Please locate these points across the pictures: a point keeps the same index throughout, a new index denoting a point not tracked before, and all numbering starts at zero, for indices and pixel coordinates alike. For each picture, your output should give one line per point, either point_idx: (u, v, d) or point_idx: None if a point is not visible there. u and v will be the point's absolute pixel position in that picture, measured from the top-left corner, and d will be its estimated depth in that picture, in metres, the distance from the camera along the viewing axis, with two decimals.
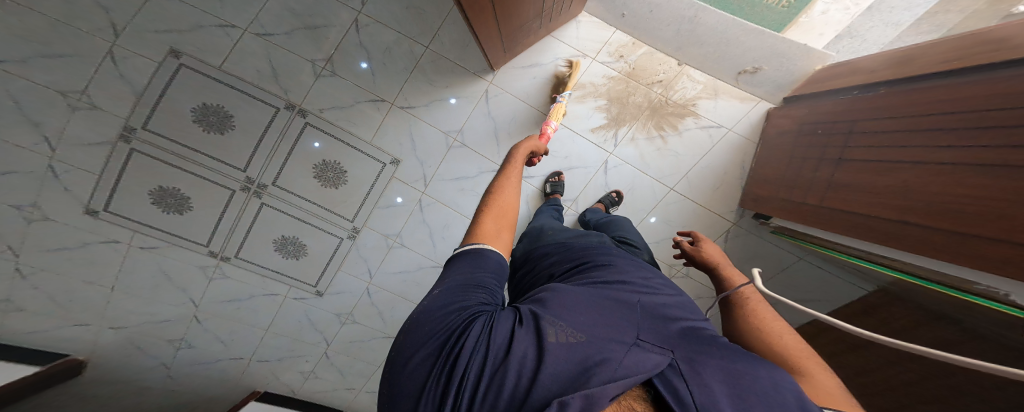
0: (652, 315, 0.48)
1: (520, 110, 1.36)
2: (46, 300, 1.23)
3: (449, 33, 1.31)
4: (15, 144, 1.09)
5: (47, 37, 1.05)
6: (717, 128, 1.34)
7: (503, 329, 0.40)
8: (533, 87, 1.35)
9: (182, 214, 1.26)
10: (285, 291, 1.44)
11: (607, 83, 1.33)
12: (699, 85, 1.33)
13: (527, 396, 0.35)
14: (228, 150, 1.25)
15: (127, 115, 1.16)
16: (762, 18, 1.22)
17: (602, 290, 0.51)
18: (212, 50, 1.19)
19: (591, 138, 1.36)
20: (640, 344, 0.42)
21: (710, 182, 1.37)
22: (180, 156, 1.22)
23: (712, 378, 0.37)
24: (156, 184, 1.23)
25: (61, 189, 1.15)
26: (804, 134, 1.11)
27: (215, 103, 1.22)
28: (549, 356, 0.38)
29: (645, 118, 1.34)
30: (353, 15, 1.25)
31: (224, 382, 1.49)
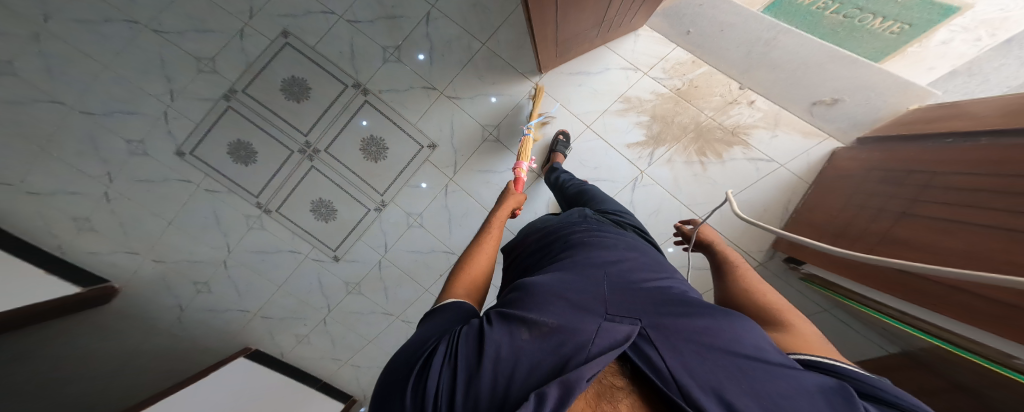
0: (619, 291, 0.48)
1: (558, 114, 1.34)
2: (118, 226, 1.45)
3: (506, 34, 1.38)
4: (148, 91, 1.36)
5: (199, 11, 1.32)
6: (768, 162, 1.21)
7: (468, 341, 0.40)
8: (577, 94, 1.32)
9: (247, 166, 1.45)
10: (307, 251, 1.55)
11: (654, 98, 1.25)
12: (759, 114, 1.20)
13: (503, 386, 0.34)
14: (297, 115, 1.43)
15: (234, 79, 1.39)
16: (858, 43, 1.10)
17: (565, 276, 0.51)
18: (311, 32, 1.38)
19: (626, 154, 1.30)
20: (609, 322, 0.42)
21: (748, 216, 1.28)
22: (262, 117, 1.42)
23: (684, 347, 0.38)
24: (237, 137, 1.43)
25: (165, 132, 1.39)
26: (867, 181, 0.97)
27: (303, 77, 1.41)
28: (518, 349, 0.37)
29: (687, 140, 1.25)
30: (426, 9, 1.37)
31: (224, 335, 1.63)
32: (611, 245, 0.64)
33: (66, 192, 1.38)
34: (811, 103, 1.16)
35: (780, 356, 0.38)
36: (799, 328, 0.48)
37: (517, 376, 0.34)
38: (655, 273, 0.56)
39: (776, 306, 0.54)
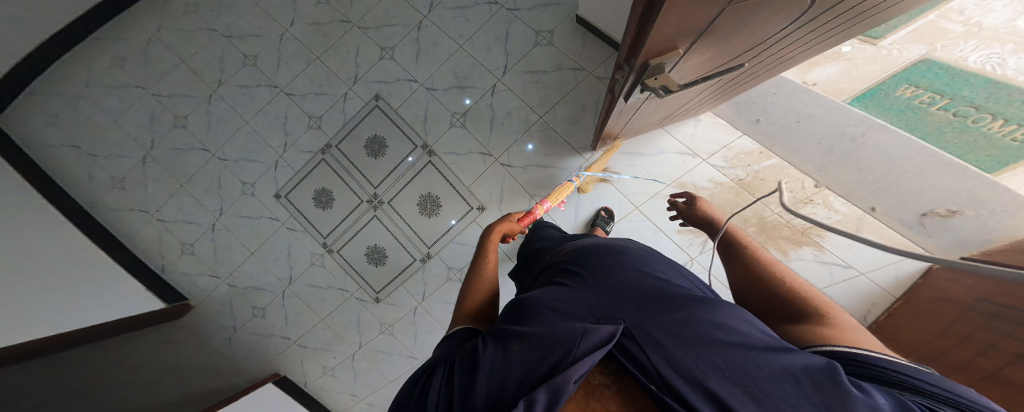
0: (603, 284, 0.49)
1: (605, 191, 1.36)
2: (211, 252, 1.76)
3: (562, 110, 1.54)
4: (270, 144, 1.71)
5: (319, 79, 1.67)
6: (844, 268, 1.15)
7: (461, 372, 0.46)
8: (627, 173, 1.35)
9: (323, 210, 1.70)
10: (353, 290, 1.70)
11: (712, 184, 1.27)
12: (837, 216, 1.16)
13: (501, 395, 0.41)
14: (371, 168, 1.66)
15: (333, 136, 1.69)
16: (963, 149, 0.92)
17: (555, 282, 0.54)
18: (396, 97, 1.64)
19: (677, 238, 1.30)
20: (593, 325, 0.44)
21: None
22: (345, 169, 1.68)
23: (664, 335, 0.40)
24: (323, 185, 1.70)
25: (274, 177, 1.72)
26: (975, 311, 0.77)
27: (382, 135, 1.66)
28: (509, 361, 0.42)
29: (751, 231, 1.21)
30: (494, 82, 1.57)
31: (262, 356, 1.80)
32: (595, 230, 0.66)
33: (185, 220, 1.75)
34: (920, 215, 1.04)
35: (780, 343, 0.38)
36: (838, 321, 0.47)
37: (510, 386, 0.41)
38: (645, 258, 0.57)
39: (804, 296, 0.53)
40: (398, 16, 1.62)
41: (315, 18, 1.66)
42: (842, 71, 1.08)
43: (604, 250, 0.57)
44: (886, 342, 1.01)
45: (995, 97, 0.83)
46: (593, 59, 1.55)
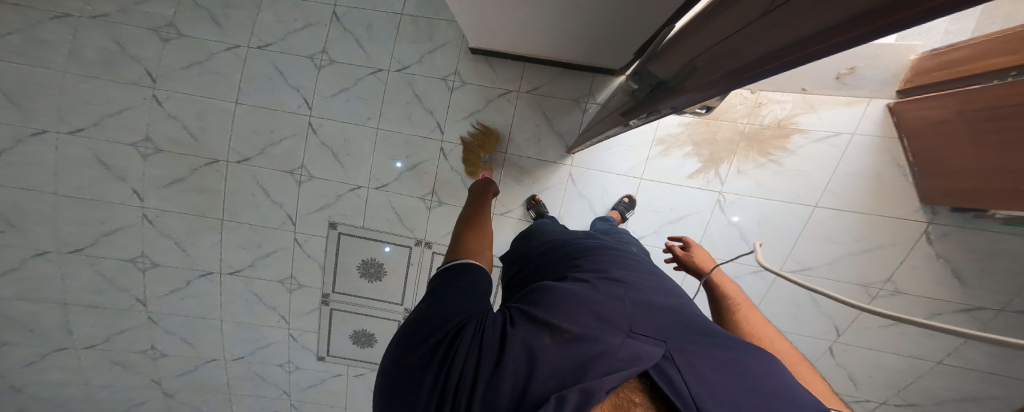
0: (645, 318, 0.64)
1: (606, 179, 1.60)
2: (295, 392, 2.15)
3: (521, 134, 1.69)
4: (299, 309, 2.01)
5: (261, 242, 1.97)
6: (838, 136, 1.41)
7: (493, 332, 0.59)
8: (611, 155, 1.58)
9: (366, 346, 1.96)
10: None
11: (683, 127, 1.47)
12: (788, 104, 1.41)
13: (534, 371, 0.54)
14: (383, 289, 1.89)
15: (327, 286, 1.95)
16: None
17: (594, 291, 0.70)
18: (354, 215, 1.88)
19: (693, 183, 1.52)
20: (635, 339, 0.59)
21: (858, 186, 1.42)
22: (363, 300, 1.92)
23: (704, 367, 0.54)
24: (354, 328, 1.94)
25: (301, 332, 2.03)
26: (975, 123, 1.00)
27: (375, 260, 1.88)
28: (549, 353, 0.56)
29: (744, 148, 1.46)
30: (439, 147, 1.80)
31: None
32: (636, 270, 0.84)
33: (269, 386, 2.16)
34: (836, 79, 1.26)
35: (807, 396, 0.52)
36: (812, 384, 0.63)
37: (546, 372, 0.54)
38: (681, 301, 0.75)
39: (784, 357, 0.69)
40: (329, 141, 1.89)
41: (166, 185, 1.93)
42: None
43: (643, 292, 0.74)
44: (948, 180, 1.20)
45: None
46: (510, 79, 1.68)
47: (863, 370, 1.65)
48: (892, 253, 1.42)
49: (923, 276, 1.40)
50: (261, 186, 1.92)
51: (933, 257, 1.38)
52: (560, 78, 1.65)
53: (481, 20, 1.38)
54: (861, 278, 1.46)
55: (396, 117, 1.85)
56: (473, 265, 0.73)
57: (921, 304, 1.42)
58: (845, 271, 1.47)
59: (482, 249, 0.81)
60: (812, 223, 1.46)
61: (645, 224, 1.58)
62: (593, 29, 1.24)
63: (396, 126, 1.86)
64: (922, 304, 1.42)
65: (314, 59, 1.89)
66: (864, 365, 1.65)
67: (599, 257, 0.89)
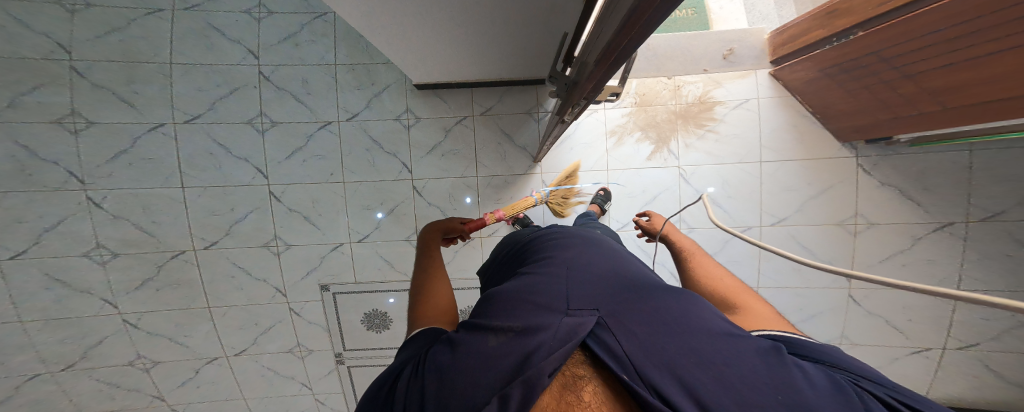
0: (583, 298, 0.68)
1: (578, 178, 1.65)
2: None
3: (486, 154, 1.72)
4: (315, 374, 2.01)
5: (257, 319, 1.95)
6: (749, 101, 1.56)
7: (443, 357, 0.58)
8: (575, 155, 1.65)
9: None
10: None
11: (626, 118, 1.60)
12: (700, 84, 1.58)
13: (480, 377, 0.52)
14: (394, 334, 1.94)
15: (337, 346, 1.95)
16: (687, 27, 1.74)
17: (539, 285, 0.73)
18: (345, 272, 1.89)
19: (654, 164, 1.60)
20: (573, 318, 0.62)
21: (787, 138, 1.55)
22: (380, 349, 1.96)
23: (635, 326, 0.59)
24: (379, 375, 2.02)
25: (324, 395, 2.05)
26: (836, 77, 1.32)
27: (378, 309, 1.92)
28: (494, 354, 0.56)
29: (681, 125, 1.58)
30: (411, 185, 1.80)
31: None
32: (574, 251, 0.89)
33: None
34: (724, 58, 1.58)
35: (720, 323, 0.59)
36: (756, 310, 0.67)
37: (492, 375, 0.52)
38: (618, 273, 0.80)
39: (734, 293, 0.73)
40: (298, 206, 1.88)
41: (141, 288, 1.89)
42: None
43: (581, 273, 0.77)
44: (852, 118, 1.41)
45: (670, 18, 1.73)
46: (462, 106, 1.72)
47: (898, 314, 1.51)
48: (846, 190, 1.53)
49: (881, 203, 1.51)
50: (240, 266, 1.91)
51: (877, 184, 1.51)
52: (507, 96, 1.71)
53: (419, 56, 1.42)
54: (835, 217, 1.54)
55: (359, 166, 1.83)
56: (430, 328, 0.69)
57: (895, 229, 1.50)
58: (813, 214, 1.54)
59: (439, 297, 0.81)
60: (766, 177, 1.55)
61: (625, 212, 1.64)
62: (522, 44, 1.32)
63: (360, 175, 1.84)
64: (899, 228, 1.49)
65: (254, 125, 1.83)
66: (897, 309, 1.52)
67: (551, 249, 0.93)
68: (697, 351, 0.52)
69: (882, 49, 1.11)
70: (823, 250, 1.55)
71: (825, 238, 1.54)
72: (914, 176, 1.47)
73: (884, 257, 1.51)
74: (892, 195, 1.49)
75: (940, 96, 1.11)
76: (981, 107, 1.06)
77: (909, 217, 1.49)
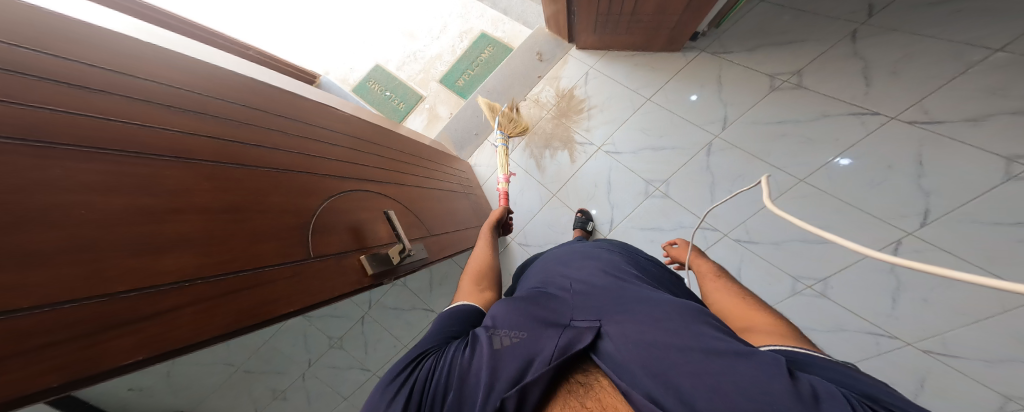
0: (587, 305, 0.58)
1: (540, 218, 1.34)
2: None
3: None
4: None
5: None
6: (587, 75, 1.32)
7: (455, 353, 0.51)
8: (521, 201, 1.38)
9: None
10: None
11: (529, 149, 1.39)
12: (548, 87, 1.38)
13: (487, 382, 0.45)
14: None
15: None
16: (491, 66, 1.55)
17: (538, 294, 0.65)
18: None
19: (580, 161, 1.31)
20: (573, 328, 0.52)
21: (646, 67, 1.25)
22: None
23: (628, 325, 0.49)
24: None
25: None
26: (605, 32, 1.17)
27: None
28: (496, 356, 0.48)
29: (567, 120, 1.34)
30: None
31: None
32: (582, 258, 0.77)
33: None
34: (540, 61, 1.40)
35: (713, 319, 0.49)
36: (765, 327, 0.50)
37: (498, 382, 0.45)
38: (627, 278, 0.66)
39: (744, 315, 0.56)
40: None
41: None
42: (422, 118, 1.60)
43: (588, 279, 0.67)
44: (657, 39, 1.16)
45: (473, 77, 1.56)
46: None
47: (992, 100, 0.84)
48: (738, 70, 1.15)
49: (789, 55, 1.10)
50: None
51: (756, 50, 1.15)
52: None
53: None
54: (759, 87, 1.12)
55: None
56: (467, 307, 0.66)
57: (836, 55, 1.04)
58: (742, 95, 1.13)
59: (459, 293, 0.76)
60: (664, 108, 1.21)
61: (598, 214, 1.26)
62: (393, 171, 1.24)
63: None
64: (828, 56, 1.05)
65: None
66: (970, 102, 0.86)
67: (547, 261, 0.86)
68: (710, 342, 0.41)
69: (594, 12, 1.05)
70: (798, 115, 1.06)
71: (790, 102, 1.07)
72: (755, 34, 1.15)
73: (867, 82, 0.99)
74: (770, 50, 1.13)
75: (669, 10, 0.97)
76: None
77: (811, 51, 1.07)
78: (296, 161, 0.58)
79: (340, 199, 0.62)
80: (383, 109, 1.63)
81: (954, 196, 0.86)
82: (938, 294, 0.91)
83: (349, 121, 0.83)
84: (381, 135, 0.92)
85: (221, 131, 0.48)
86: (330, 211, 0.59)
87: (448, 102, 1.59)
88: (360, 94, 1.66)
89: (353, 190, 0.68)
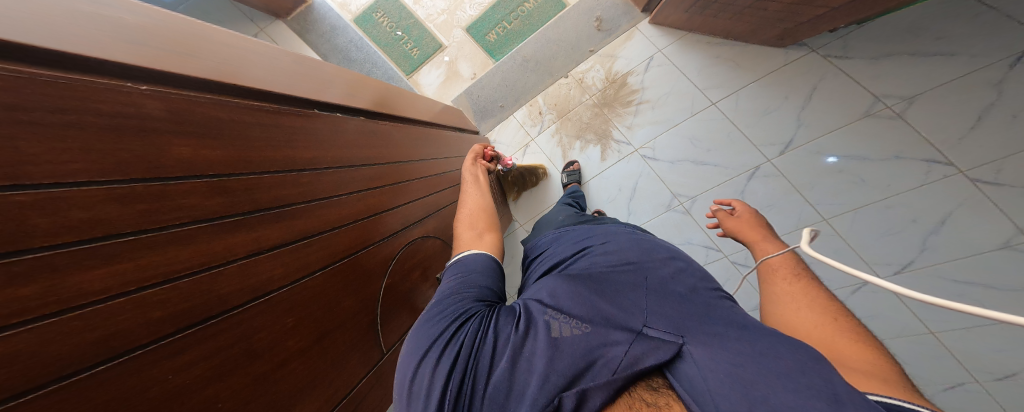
0: (665, 298, 0.45)
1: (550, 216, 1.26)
2: None
3: None
4: None
5: None
6: (653, 59, 1.15)
7: (503, 326, 0.43)
8: (534, 193, 1.28)
9: None
10: None
11: (558, 136, 1.25)
12: (598, 66, 1.20)
13: (542, 373, 0.37)
14: None
15: None
16: (533, 25, 1.25)
17: (595, 268, 0.53)
18: None
19: (610, 161, 1.20)
20: (645, 335, 0.40)
21: (726, 65, 1.10)
22: None
23: (721, 343, 0.38)
24: None
25: None
26: (698, 13, 0.97)
27: None
28: (555, 349, 0.40)
29: (609, 111, 1.19)
30: None
31: None
32: (644, 238, 0.63)
33: None
34: (596, 29, 1.19)
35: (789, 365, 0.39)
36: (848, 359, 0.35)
37: (553, 375, 0.37)
38: (701, 268, 0.54)
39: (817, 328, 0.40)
40: None
41: None
42: (436, 77, 1.33)
43: (668, 261, 0.53)
44: (759, 32, 0.97)
45: (508, 34, 1.27)
46: None
47: None
48: (829, 86, 1.02)
49: (917, 77, 0.93)
50: None
51: (875, 60, 0.98)
52: None
53: None
54: (853, 110, 0.99)
55: None
56: (473, 255, 0.55)
57: (967, 84, 0.87)
58: (820, 118, 1.02)
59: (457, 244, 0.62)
60: (727, 118, 1.09)
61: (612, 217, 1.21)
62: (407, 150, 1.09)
63: None
64: (970, 79, 0.87)
65: None
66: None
67: (602, 225, 0.72)
68: (842, 392, 0.29)
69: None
70: (869, 151, 0.97)
71: (869, 134, 0.97)
72: (890, 37, 0.96)
73: (971, 128, 0.87)
74: (901, 60, 0.94)
75: (819, 2, 0.75)
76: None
77: (947, 72, 0.89)
78: (348, 238, 0.54)
79: (385, 270, 0.61)
80: (392, 54, 1.33)
81: (961, 271, 0.87)
82: (913, 359, 0.99)
83: (383, 137, 0.70)
84: (414, 148, 0.82)
85: (282, 235, 0.43)
86: (387, 289, 0.61)
87: (472, 59, 1.31)
88: (361, 27, 1.33)
89: (394, 251, 0.64)
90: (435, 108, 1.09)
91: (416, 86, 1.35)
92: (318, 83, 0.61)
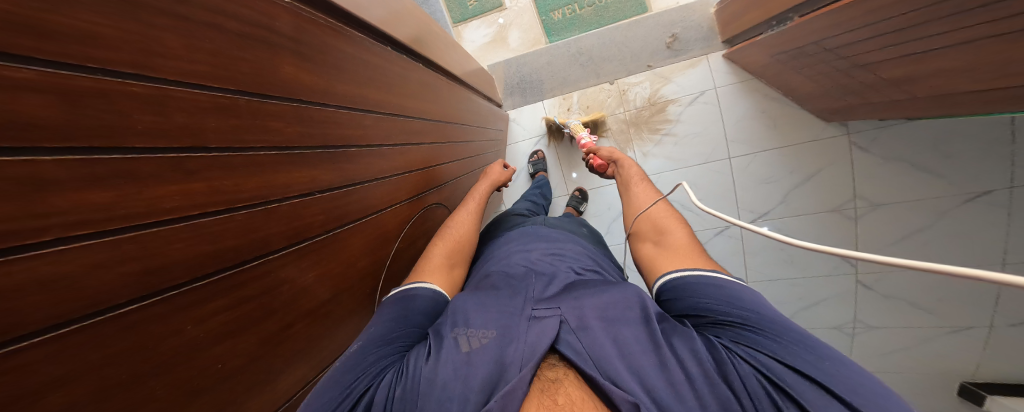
0: (545, 289, 0.52)
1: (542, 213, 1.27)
2: None
3: None
4: None
5: None
6: (705, 94, 1.15)
7: (411, 367, 0.40)
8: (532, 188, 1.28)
9: None
10: None
11: (579, 140, 1.23)
12: (647, 83, 1.18)
13: (460, 394, 0.37)
14: None
15: None
16: (602, 21, 1.19)
17: (496, 285, 0.56)
18: None
19: None
20: (536, 319, 0.45)
21: (759, 125, 1.13)
22: None
23: (586, 319, 0.44)
24: None
25: None
26: (782, 63, 0.96)
27: None
28: (465, 364, 0.39)
29: (637, 132, 1.19)
30: None
31: None
32: (540, 240, 0.70)
33: None
34: (667, 46, 1.16)
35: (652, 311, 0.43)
36: (680, 246, 0.52)
37: (471, 391, 0.37)
38: (579, 262, 0.64)
39: (656, 225, 0.58)
40: None
41: None
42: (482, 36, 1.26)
43: (546, 262, 0.61)
44: (824, 101, 0.99)
45: (575, 17, 1.21)
46: None
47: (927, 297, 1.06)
48: (835, 173, 1.09)
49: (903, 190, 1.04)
50: None
51: (882, 162, 1.06)
52: None
53: None
54: (830, 202, 1.10)
55: None
56: (421, 295, 0.52)
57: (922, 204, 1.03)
58: (808, 199, 1.12)
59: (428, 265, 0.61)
60: (738, 174, 1.15)
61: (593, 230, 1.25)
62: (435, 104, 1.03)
63: None
64: (926, 204, 1.02)
65: None
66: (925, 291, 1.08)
67: (506, 239, 0.76)
68: (659, 344, 0.39)
69: (835, 34, 0.75)
70: (817, 240, 1.12)
71: (830, 226, 1.11)
72: (919, 142, 1.01)
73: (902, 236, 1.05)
74: (903, 169, 1.04)
75: (906, 88, 0.76)
76: (980, 96, 0.68)
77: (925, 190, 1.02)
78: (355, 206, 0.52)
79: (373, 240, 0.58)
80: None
81: None
82: None
83: (414, 86, 0.66)
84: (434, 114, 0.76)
85: (301, 185, 0.41)
86: (371, 253, 0.59)
87: (527, 31, 1.24)
88: None
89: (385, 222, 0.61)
90: (467, 66, 1.02)
91: (460, 37, 1.29)
92: (365, 6, 0.55)
